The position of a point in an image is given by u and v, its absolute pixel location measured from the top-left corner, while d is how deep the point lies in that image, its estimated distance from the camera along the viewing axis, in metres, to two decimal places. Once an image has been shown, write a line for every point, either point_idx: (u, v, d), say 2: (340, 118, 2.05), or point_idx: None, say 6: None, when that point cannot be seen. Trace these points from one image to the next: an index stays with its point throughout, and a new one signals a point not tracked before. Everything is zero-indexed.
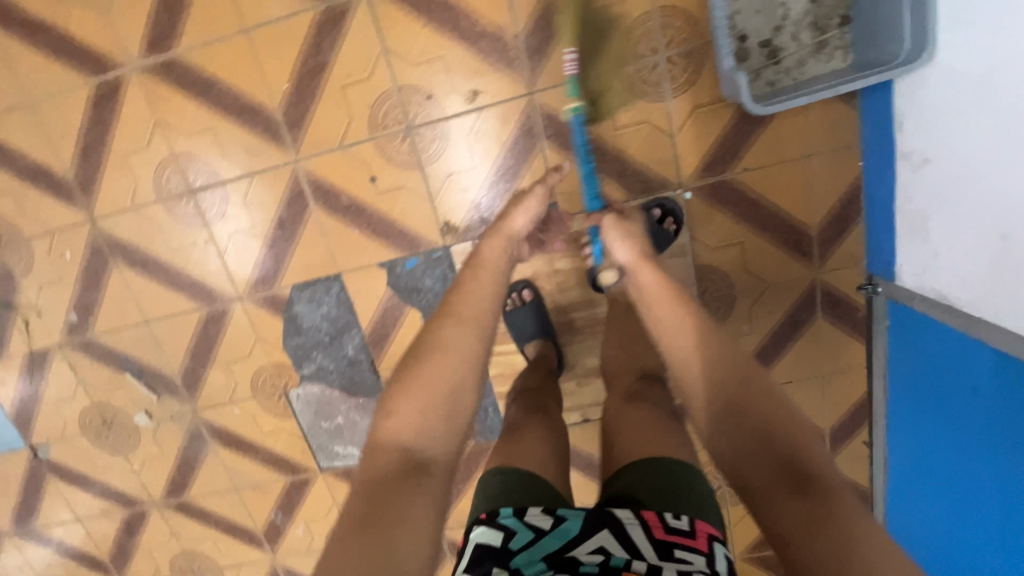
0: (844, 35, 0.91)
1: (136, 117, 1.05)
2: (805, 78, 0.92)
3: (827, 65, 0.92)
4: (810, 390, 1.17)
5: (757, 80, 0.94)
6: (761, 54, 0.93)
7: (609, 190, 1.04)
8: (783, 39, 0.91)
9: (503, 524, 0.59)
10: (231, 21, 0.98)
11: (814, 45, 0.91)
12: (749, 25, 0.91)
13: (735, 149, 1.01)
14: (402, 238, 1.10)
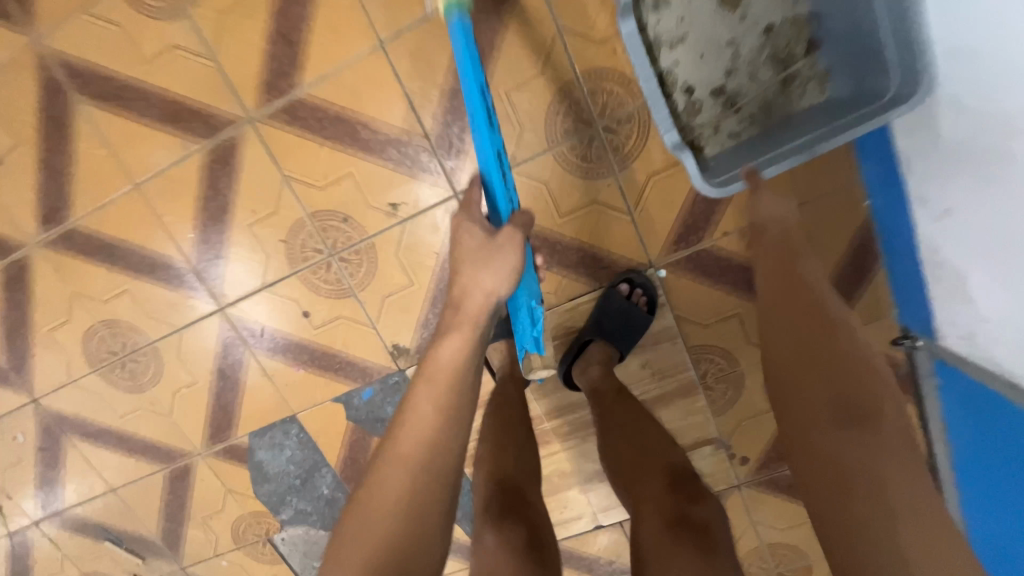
0: (815, 63, 0.71)
1: (50, 292, 0.97)
2: (773, 123, 0.74)
3: (801, 102, 0.73)
4: None
5: (717, 134, 0.76)
6: (714, 104, 0.75)
7: (569, 283, 0.89)
8: (737, 82, 0.74)
9: None
10: (121, 179, 0.89)
11: (778, 82, 0.73)
12: (691, 74, 0.74)
13: (708, 213, 0.84)
14: (352, 369, 0.98)
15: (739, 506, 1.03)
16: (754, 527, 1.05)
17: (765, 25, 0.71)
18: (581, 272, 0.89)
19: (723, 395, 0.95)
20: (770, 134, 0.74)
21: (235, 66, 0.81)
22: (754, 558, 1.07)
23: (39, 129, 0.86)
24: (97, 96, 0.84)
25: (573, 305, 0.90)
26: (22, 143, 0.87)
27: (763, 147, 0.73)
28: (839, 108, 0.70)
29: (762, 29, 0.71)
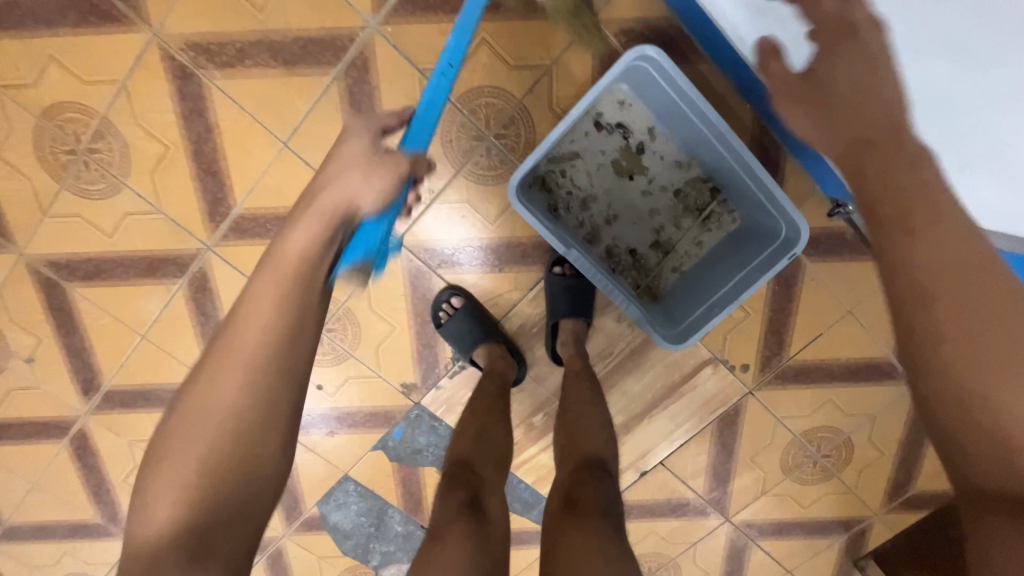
0: (723, 204, 0.91)
1: (112, 447, 1.11)
2: (704, 257, 0.93)
3: (719, 232, 0.92)
4: (845, 330, 1.04)
5: (665, 273, 0.95)
6: (655, 254, 0.94)
7: (526, 275, 0.99)
8: (668, 233, 0.93)
9: None
10: (129, 335, 1.02)
11: (697, 223, 0.92)
12: (630, 237, 0.93)
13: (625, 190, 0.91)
14: (377, 419, 1.10)
15: (760, 407, 1.10)
16: (781, 422, 1.11)
17: (672, 188, 0.91)
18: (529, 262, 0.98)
19: None
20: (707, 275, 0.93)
21: (180, 210, 0.93)
22: (796, 448, 1.14)
23: (50, 322, 1.00)
24: (83, 277, 0.97)
25: (535, 293, 1.00)
26: (42, 337, 1.01)
27: (703, 285, 0.91)
28: (750, 234, 0.89)
29: (670, 190, 0.91)
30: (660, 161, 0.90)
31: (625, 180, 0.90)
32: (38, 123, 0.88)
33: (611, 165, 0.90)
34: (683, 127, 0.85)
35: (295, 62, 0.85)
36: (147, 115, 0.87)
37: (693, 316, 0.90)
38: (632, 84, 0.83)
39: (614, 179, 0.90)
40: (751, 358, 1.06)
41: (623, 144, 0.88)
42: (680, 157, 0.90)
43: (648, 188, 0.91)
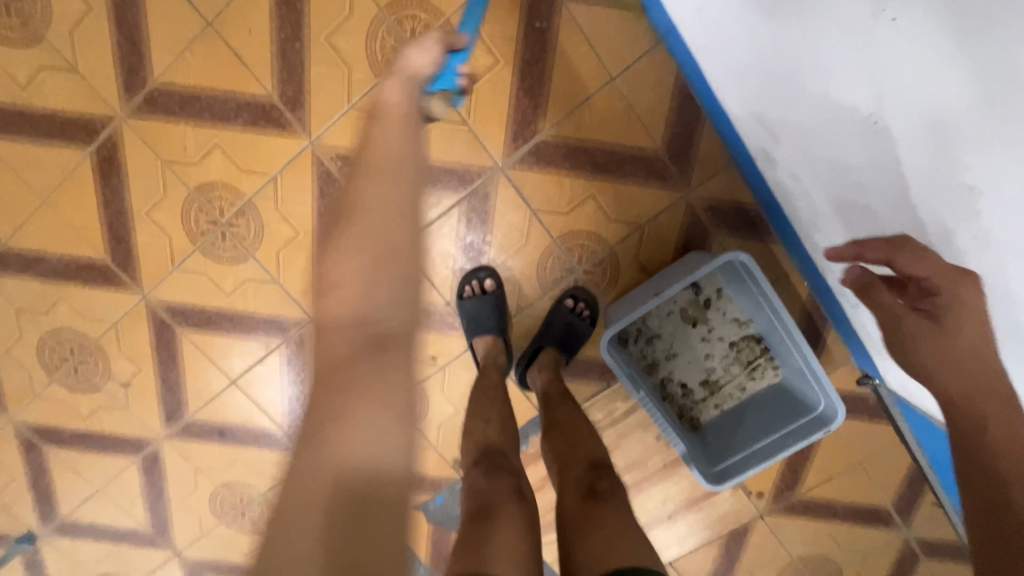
0: (770, 358, 1.03)
1: (179, 470, 1.22)
2: (745, 400, 1.06)
3: (763, 381, 1.04)
4: (854, 477, 1.17)
5: (708, 408, 1.08)
6: (702, 390, 1.07)
7: (584, 386, 1.10)
8: (716, 374, 1.06)
9: None
10: (221, 377, 1.13)
11: (745, 370, 1.05)
12: (683, 372, 1.06)
13: (687, 334, 1.04)
14: (424, 484, 1.20)
15: (768, 529, 1.22)
16: (783, 544, 1.24)
17: (727, 339, 1.03)
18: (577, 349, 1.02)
19: None
20: (745, 419, 1.05)
21: (295, 283, 1.05)
22: (792, 569, 1.26)
23: (155, 356, 1.11)
24: (194, 324, 1.08)
25: (590, 403, 1.11)
26: (143, 368, 1.12)
27: (742, 427, 1.04)
28: (791, 392, 1.01)
29: (726, 341, 1.03)
30: (722, 316, 1.02)
31: (689, 326, 1.03)
32: (190, 194, 0.99)
33: (679, 312, 1.03)
34: (750, 293, 0.97)
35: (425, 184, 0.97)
36: (287, 204, 0.99)
37: (732, 460, 1.02)
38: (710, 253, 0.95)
39: (679, 323, 1.03)
40: (767, 486, 1.18)
41: (693, 297, 1.02)
42: (740, 315, 1.02)
43: (707, 336, 1.03)
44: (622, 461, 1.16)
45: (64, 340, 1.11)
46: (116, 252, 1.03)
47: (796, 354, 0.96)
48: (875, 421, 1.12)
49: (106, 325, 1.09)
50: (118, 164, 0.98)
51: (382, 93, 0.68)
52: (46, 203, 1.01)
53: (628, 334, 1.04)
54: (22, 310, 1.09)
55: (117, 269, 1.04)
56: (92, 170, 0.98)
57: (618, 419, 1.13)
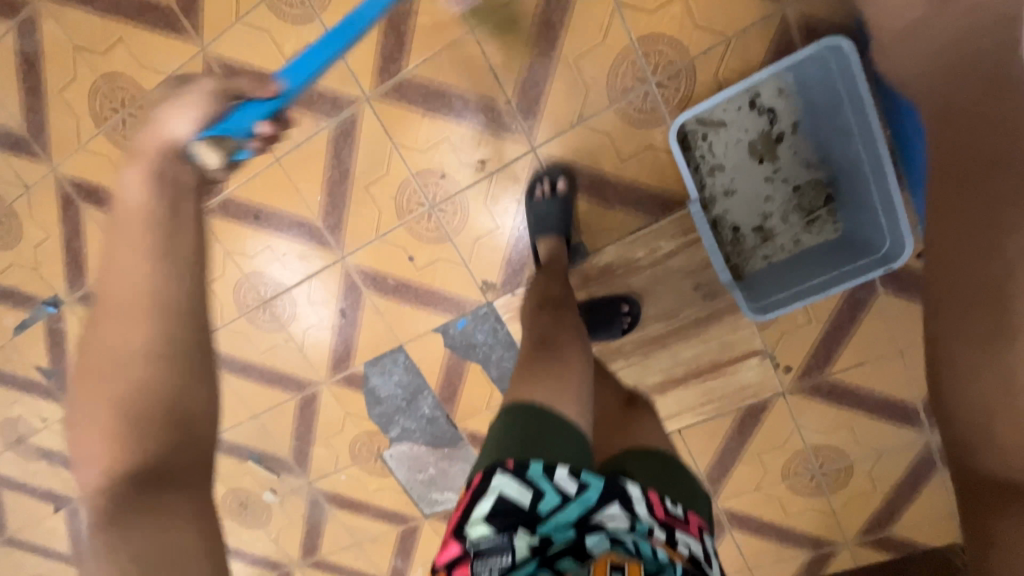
0: (831, 210, 0.99)
1: (209, 252, 1.21)
2: (796, 254, 1.01)
3: (820, 235, 1.00)
4: (887, 367, 1.13)
5: (755, 259, 1.03)
6: (754, 238, 1.02)
7: (631, 219, 1.07)
8: (772, 222, 1.01)
9: (531, 480, 0.59)
10: (265, 155, 1.11)
11: (802, 221, 1.00)
12: (738, 215, 1.01)
13: (751, 171, 0.99)
14: (449, 305, 1.19)
15: (785, 410, 1.19)
16: (798, 430, 1.21)
17: (792, 183, 0.99)
18: (611, 332, 1.12)
19: None
20: (794, 269, 1.01)
21: (356, 57, 1.01)
22: (800, 459, 1.24)
23: None
24: None
25: (633, 238, 1.08)
26: None
27: (789, 278, 1.00)
28: (848, 244, 0.98)
29: (790, 184, 0.99)
30: (791, 155, 0.97)
31: (754, 161, 0.98)
32: None
33: (748, 145, 0.98)
34: (830, 127, 0.92)
35: None
36: None
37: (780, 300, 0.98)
38: (799, 74, 0.90)
39: (746, 157, 0.98)
40: (796, 362, 1.15)
41: (766, 128, 0.96)
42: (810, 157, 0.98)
43: (772, 176, 0.99)
44: (653, 311, 1.13)
45: (115, 89, 1.09)
46: None
47: (872, 190, 0.91)
48: None
49: (159, 77, 1.07)
50: None
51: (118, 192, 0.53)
52: None
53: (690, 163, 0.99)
54: (80, 48, 1.07)
55: (181, 14, 1.03)
56: None
57: (658, 261, 1.09)
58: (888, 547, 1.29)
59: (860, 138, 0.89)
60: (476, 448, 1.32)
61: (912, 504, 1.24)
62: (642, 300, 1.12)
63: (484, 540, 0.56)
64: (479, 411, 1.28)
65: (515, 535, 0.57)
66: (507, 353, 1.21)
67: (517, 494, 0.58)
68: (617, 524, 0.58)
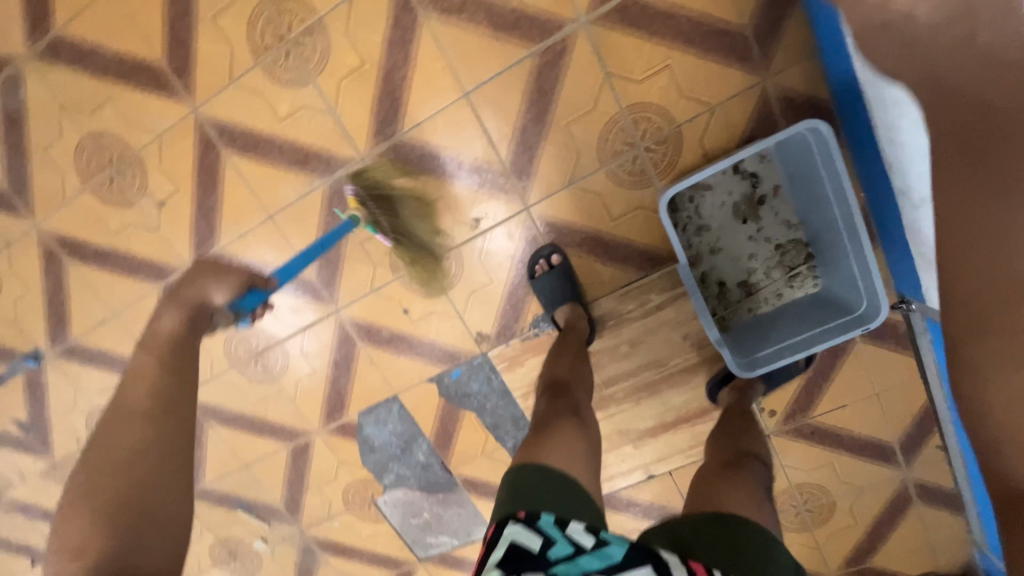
0: (812, 267, 1.04)
1: None
2: (779, 308, 1.06)
3: (801, 290, 1.05)
4: (865, 409, 1.18)
5: (740, 312, 1.08)
6: (739, 292, 1.07)
7: (621, 273, 1.11)
8: (756, 278, 1.06)
9: (544, 530, 0.60)
10: (258, 213, 1.11)
11: (785, 276, 1.05)
12: (724, 271, 1.06)
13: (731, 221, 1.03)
14: (443, 355, 1.20)
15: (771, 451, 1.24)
16: (783, 469, 1.26)
17: (774, 241, 1.04)
18: None
19: None
20: (777, 321, 1.06)
21: (351, 120, 1.02)
22: (785, 496, 1.29)
23: (195, 177, 1.09)
24: (240, 148, 1.05)
25: (624, 291, 1.11)
26: (180, 189, 1.10)
27: (771, 330, 1.05)
28: (828, 299, 1.03)
29: (773, 244, 1.04)
30: (774, 217, 1.03)
31: (739, 222, 1.03)
32: (260, 5, 0.97)
33: (732, 207, 1.03)
34: (809, 193, 0.98)
35: (502, 30, 0.95)
36: (358, 30, 0.97)
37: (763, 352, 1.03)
38: (779, 146, 0.96)
39: (731, 218, 1.03)
40: (780, 406, 1.19)
41: (749, 191, 1.02)
42: (792, 219, 1.03)
43: (756, 236, 1.04)
44: (644, 360, 1.16)
45: (103, 146, 1.08)
46: (174, 55, 1.00)
47: (849, 254, 0.95)
48: (899, 352, 1.13)
49: (150, 136, 1.06)
50: None
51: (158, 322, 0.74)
52: None
53: (678, 224, 1.04)
54: (67, 106, 1.05)
55: (171, 74, 1.02)
56: None
57: (649, 313, 1.12)
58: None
59: (837, 205, 0.93)
60: (471, 493, 1.33)
61: (892, 537, 1.30)
62: (633, 349, 1.16)
63: None
64: (474, 457, 1.29)
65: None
66: (501, 402, 1.22)
67: (529, 543, 0.60)
68: None
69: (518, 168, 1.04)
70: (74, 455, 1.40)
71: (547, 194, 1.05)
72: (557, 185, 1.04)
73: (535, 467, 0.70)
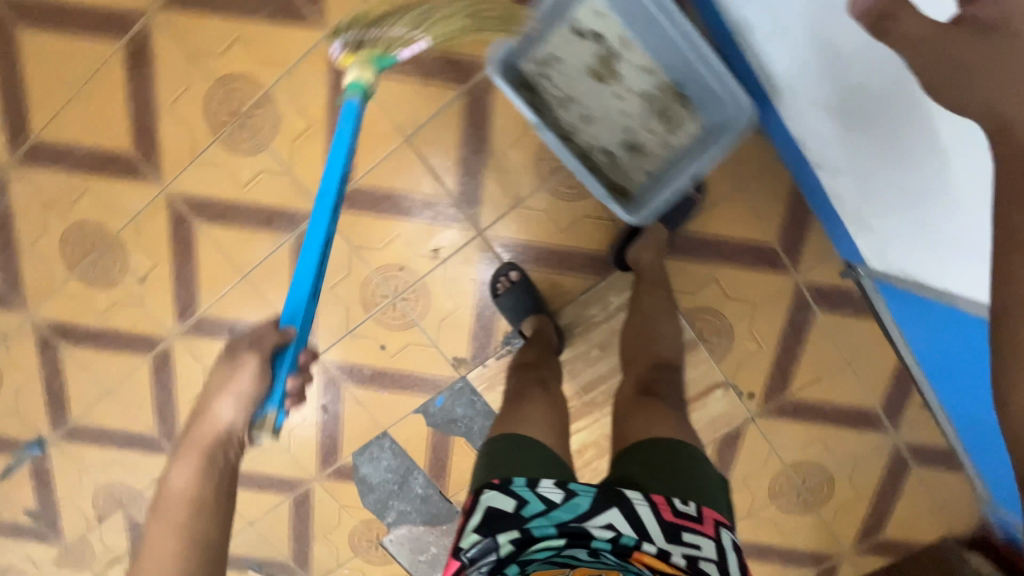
0: (686, 106, 0.97)
1: (189, 371, 1.25)
2: (670, 158, 0.99)
3: (685, 135, 0.98)
4: (841, 378, 1.20)
5: (632, 176, 1.02)
6: (625, 156, 1.01)
7: (580, 280, 1.16)
8: (636, 137, 0.99)
9: (516, 492, 0.66)
10: (233, 274, 1.18)
11: (664, 125, 0.98)
12: (602, 139, 1.00)
13: (672, 214, 1.10)
14: (425, 385, 1.24)
15: (758, 434, 1.25)
16: (775, 450, 1.27)
17: (641, 91, 0.97)
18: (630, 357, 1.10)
19: (717, 345, 1.18)
20: (670, 169, 0.99)
21: (307, 177, 1.10)
22: (783, 478, 1.29)
23: (171, 250, 1.16)
24: (209, 217, 1.14)
25: (585, 297, 1.16)
26: (159, 262, 1.17)
27: (667, 180, 0.98)
28: (713, 133, 0.95)
29: (638, 94, 0.97)
30: (631, 65, 0.96)
31: (600, 85, 0.97)
32: (211, 87, 1.06)
33: (587, 68, 0.96)
34: (654, 30, 0.91)
35: (431, 76, 1.05)
36: (301, 95, 1.06)
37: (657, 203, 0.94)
38: None
39: (590, 82, 0.97)
40: (757, 388, 1.22)
41: (597, 48, 0.95)
42: (651, 63, 0.95)
43: (619, 91, 0.97)
44: (617, 361, 1.19)
45: (85, 234, 1.16)
46: (141, 143, 1.10)
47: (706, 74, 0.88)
48: (860, 316, 1.16)
49: (127, 218, 1.15)
50: (147, 57, 1.05)
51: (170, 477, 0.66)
52: (79, 95, 1.08)
53: (544, 106, 0.98)
54: (48, 203, 1.14)
55: (141, 160, 1.11)
56: (122, 62, 1.06)
57: (612, 315, 1.17)
58: (884, 551, 1.33)
59: (675, 30, 0.87)
60: None
61: (897, 504, 1.30)
62: (604, 352, 1.19)
63: (477, 545, 0.62)
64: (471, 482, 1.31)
65: (501, 538, 0.62)
66: (488, 423, 1.25)
67: (501, 508, 0.65)
68: (601, 528, 0.63)
69: (468, 197, 1.11)
70: (84, 537, 1.42)
71: (498, 215, 1.12)
72: (506, 208, 1.11)
73: (505, 438, 0.77)
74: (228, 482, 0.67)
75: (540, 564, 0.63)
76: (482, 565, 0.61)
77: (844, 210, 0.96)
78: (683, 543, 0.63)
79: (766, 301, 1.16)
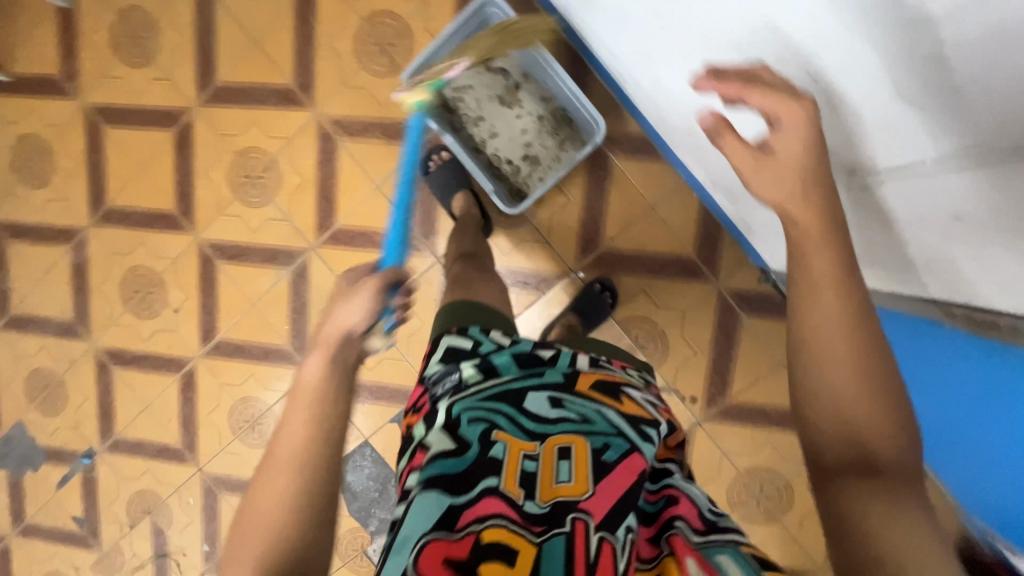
0: (573, 127, 1.20)
1: (208, 387, 1.50)
2: (560, 168, 1.21)
3: (572, 150, 1.21)
4: (778, 380, 1.27)
5: (531, 182, 1.22)
6: (525, 164, 1.20)
7: (524, 296, 1.31)
8: (534, 149, 1.20)
9: (471, 335, 0.74)
10: (245, 303, 1.44)
11: (556, 141, 1.20)
12: (506, 151, 1.20)
13: (597, 234, 1.28)
14: (399, 395, 1.42)
15: (707, 439, 1.31)
16: (726, 456, 1.31)
17: (537, 113, 1.19)
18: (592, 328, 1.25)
19: (654, 351, 1.30)
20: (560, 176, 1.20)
21: (301, 221, 1.39)
22: (741, 485, 1.32)
23: (199, 285, 1.46)
24: (228, 257, 1.43)
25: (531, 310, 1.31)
26: (190, 296, 1.47)
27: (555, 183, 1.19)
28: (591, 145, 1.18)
29: (535, 115, 1.18)
30: (529, 94, 1.18)
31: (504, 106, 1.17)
32: (234, 157, 1.39)
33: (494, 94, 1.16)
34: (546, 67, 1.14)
35: (395, 137, 1.33)
36: (298, 160, 1.37)
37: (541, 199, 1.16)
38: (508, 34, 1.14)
39: (497, 104, 1.17)
40: (698, 392, 1.30)
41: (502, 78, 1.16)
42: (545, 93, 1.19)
43: (520, 112, 1.18)
44: None
45: (138, 275, 1.48)
46: (182, 203, 1.43)
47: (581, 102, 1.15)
48: (785, 320, 1.25)
49: (169, 261, 1.46)
50: (189, 140, 1.40)
51: (301, 368, 0.60)
52: (141, 170, 1.44)
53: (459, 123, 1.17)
54: (114, 252, 1.48)
55: (181, 216, 1.44)
56: (172, 145, 1.41)
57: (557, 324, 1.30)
58: None
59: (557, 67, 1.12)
60: None
61: None
62: None
63: (438, 371, 0.71)
64: None
65: (460, 365, 0.69)
66: None
67: (463, 344, 0.73)
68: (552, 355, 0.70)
69: (427, 230, 1.35)
70: (117, 543, 1.62)
71: None
72: None
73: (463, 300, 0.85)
74: (351, 378, 0.62)
75: (505, 426, 0.61)
76: (443, 380, 0.69)
77: (737, 218, 1.11)
78: (648, 418, 0.66)
79: (694, 309, 1.27)
